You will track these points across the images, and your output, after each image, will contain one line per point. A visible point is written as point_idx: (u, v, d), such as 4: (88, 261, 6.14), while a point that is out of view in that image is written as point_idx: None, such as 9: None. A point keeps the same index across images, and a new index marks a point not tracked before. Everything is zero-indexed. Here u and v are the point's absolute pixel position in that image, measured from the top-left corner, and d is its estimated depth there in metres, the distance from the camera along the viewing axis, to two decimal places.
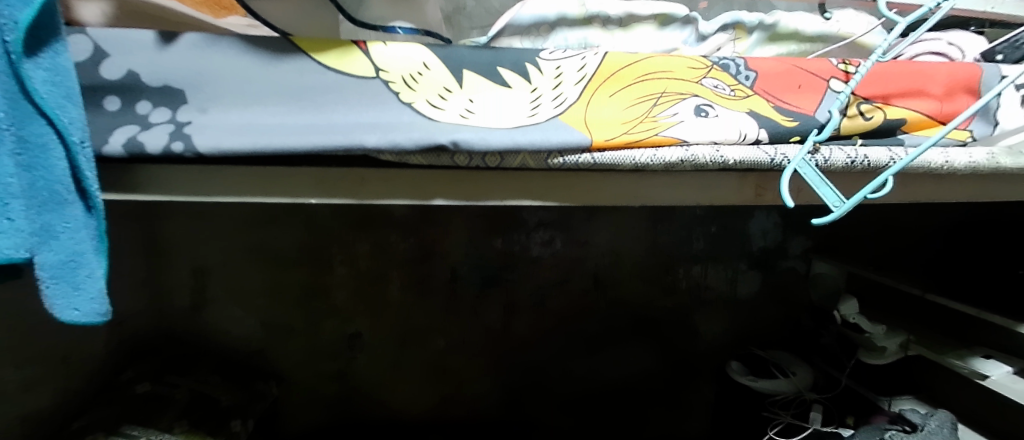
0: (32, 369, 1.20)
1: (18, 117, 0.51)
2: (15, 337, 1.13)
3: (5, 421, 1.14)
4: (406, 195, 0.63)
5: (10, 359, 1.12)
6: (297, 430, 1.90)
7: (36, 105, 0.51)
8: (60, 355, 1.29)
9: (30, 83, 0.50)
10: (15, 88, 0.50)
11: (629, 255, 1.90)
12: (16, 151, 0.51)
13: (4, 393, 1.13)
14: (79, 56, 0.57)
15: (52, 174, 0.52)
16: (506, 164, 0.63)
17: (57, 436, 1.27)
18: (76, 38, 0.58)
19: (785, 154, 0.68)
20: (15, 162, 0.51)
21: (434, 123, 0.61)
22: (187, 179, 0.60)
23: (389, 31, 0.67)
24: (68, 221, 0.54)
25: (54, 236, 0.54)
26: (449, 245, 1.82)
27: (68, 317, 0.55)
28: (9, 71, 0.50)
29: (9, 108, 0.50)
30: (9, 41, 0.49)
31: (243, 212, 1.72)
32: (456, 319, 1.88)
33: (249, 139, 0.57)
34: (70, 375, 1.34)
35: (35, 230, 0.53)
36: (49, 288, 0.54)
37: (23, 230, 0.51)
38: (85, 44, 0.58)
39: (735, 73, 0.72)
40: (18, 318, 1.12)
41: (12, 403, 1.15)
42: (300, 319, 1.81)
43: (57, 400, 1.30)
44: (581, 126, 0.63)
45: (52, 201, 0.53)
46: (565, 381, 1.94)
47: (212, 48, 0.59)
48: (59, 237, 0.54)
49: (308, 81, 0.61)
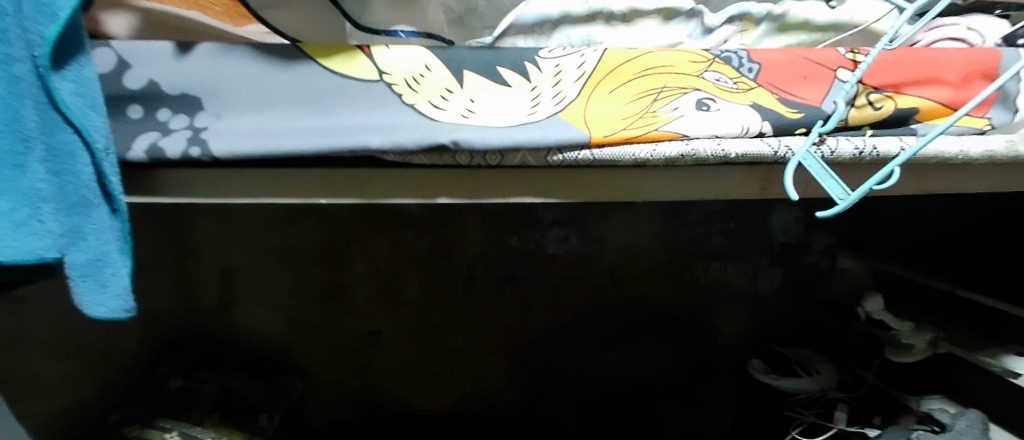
0: (72, 365, 1.27)
1: (48, 125, 0.54)
2: (56, 334, 1.19)
3: (49, 414, 1.22)
4: (410, 193, 0.65)
5: (51, 355, 1.19)
6: (320, 425, 1.95)
7: (63, 115, 0.54)
8: (98, 351, 1.36)
9: (58, 95, 0.53)
10: (44, 99, 0.53)
11: (645, 252, 1.88)
12: (47, 158, 0.54)
13: (47, 388, 1.20)
14: (104, 68, 0.61)
15: (79, 179, 0.56)
16: (507, 162, 0.64)
17: (96, 429, 1.34)
18: (102, 52, 0.62)
19: (789, 146, 0.67)
20: (45, 169, 0.54)
21: (435, 123, 0.62)
22: (204, 182, 0.63)
23: (393, 35, 0.70)
24: (95, 223, 0.57)
25: (82, 237, 0.57)
26: (465, 244, 1.85)
27: (96, 313, 0.59)
28: (39, 83, 0.53)
29: (40, 118, 0.54)
30: (38, 56, 0.52)
31: (267, 214, 1.78)
32: (473, 317, 1.90)
33: (260, 142, 0.60)
34: (108, 371, 1.42)
35: (65, 231, 0.56)
36: (78, 286, 0.58)
37: (54, 232, 0.55)
38: (110, 56, 0.62)
39: (738, 66, 0.71)
40: (57, 317, 1.19)
41: (55, 397, 1.22)
42: (322, 317, 1.86)
43: (97, 394, 1.38)
44: (580, 123, 0.64)
45: (79, 204, 0.56)
46: (582, 379, 1.94)
47: (225, 57, 0.62)
48: (87, 238, 0.57)
49: (316, 86, 0.63)
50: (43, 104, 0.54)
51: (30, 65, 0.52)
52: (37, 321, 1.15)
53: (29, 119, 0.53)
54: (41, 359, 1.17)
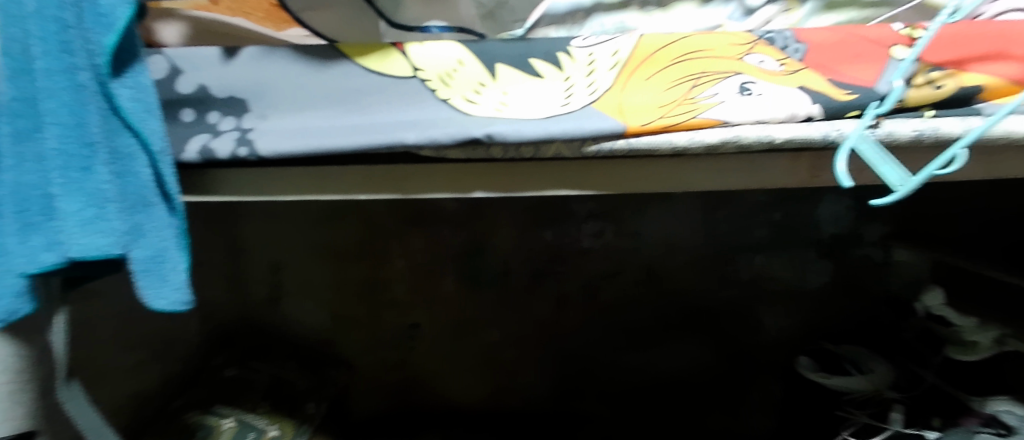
0: (138, 354, 1.35)
1: (109, 130, 0.57)
2: (122, 325, 1.28)
3: (119, 399, 1.30)
4: (445, 188, 0.65)
5: (120, 345, 1.28)
6: (361, 417, 2.01)
7: (123, 120, 0.57)
8: (159, 342, 1.45)
9: (118, 101, 0.55)
10: (106, 105, 0.56)
11: (684, 245, 1.84)
12: (109, 161, 0.57)
13: (117, 375, 1.29)
14: (159, 75, 0.65)
15: (139, 180, 0.58)
16: (540, 155, 0.64)
17: (160, 414, 1.43)
18: (156, 59, 0.65)
19: (841, 129, 0.63)
20: (108, 171, 0.57)
21: (468, 117, 0.63)
22: (250, 181, 0.66)
23: (427, 31, 0.72)
24: (155, 221, 0.59)
25: (143, 234, 0.59)
26: (500, 238, 1.86)
27: (158, 305, 0.61)
28: (101, 91, 0.56)
29: (102, 123, 0.56)
30: (99, 64, 0.54)
31: (309, 211, 1.84)
32: (509, 312, 1.91)
33: (302, 141, 0.62)
34: (168, 360, 1.51)
35: (128, 230, 0.58)
36: (140, 280, 0.60)
37: (119, 230, 0.57)
38: (163, 63, 0.65)
39: (783, 46, 0.67)
40: (124, 309, 1.28)
41: (124, 384, 1.31)
42: (363, 311, 1.92)
43: (161, 382, 1.47)
44: (616, 111, 0.62)
45: (140, 204, 0.59)
46: (620, 374, 1.92)
47: (268, 59, 0.64)
48: (148, 235, 0.59)
49: (354, 84, 0.64)
50: (105, 110, 0.56)
51: (93, 74, 0.55)
52: (108, 313, 1.23)
53: (94, 124, 0.56)
54: (112, 349, 1.26)
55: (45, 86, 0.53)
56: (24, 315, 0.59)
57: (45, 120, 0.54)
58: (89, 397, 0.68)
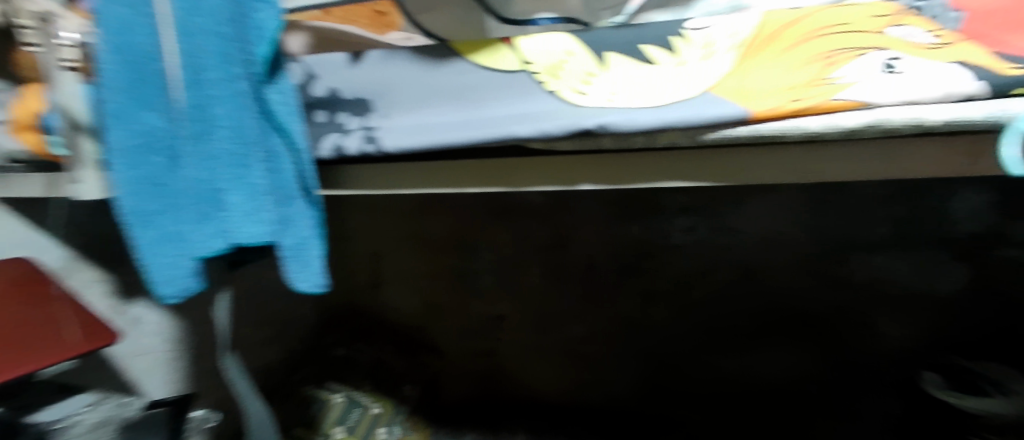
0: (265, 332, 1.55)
1: (262, 131, 0.62)
2: None
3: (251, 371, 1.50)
4: (551, 180, 0.66)
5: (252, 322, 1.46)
6: (450, 402, 2.06)
7: (273, 122, 0.63)
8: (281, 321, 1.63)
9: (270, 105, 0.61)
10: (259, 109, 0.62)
11: (788, 242, 1.70)
12: (262, 159, 0.62)
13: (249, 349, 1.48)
14: (298, 80, 0.72)
15: (285, 176, 0.65)
16: (654, 144, 0.62)
17: (282, 385, 1.64)
18: (294, 67, 0.72)
19: (1010, 110, 0.52)
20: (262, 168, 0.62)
21: (578, 109, 0.62)
22: (372, 176, 0.72)
23: (534, 24, 0.69)
24: (299, 212, 0.66)
25: (290, 224, 0.65)
26: (587, 232, 1.85)
27: (303, 287, 0.66)
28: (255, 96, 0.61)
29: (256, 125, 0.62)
30: (256, 73, 0.59)
31: (405, 204, 1.95)
32: (595, 306, 1.89)
33: (421, 137, 0.65)
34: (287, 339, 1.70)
35: (278, 220, 0.64)
36: (289, 264, 0.66)
37: (271, 221, 0.62)
38: (301, 70, 0.72)
39: (935, 16, 0.58)
40: None
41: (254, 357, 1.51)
42: (453, 300, 1.99)
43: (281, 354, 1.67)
44: (736, 95, 0.59)
45: (287, 196, 0.65)
46: (712, 376, 1.82)
47: (390, 61, 0.68)
48: (294, 225, 0.65)
49: (466, 81, 0.66)
50: (259, 113, 0.62)
51: (251, 81, 0.60)
52: None
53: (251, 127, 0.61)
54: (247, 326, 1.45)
55: (213, 94, 0.59)
56: (195, 292, 0.64)
57: (213, 125, 0.60)
58: (241, 365, 0.74)
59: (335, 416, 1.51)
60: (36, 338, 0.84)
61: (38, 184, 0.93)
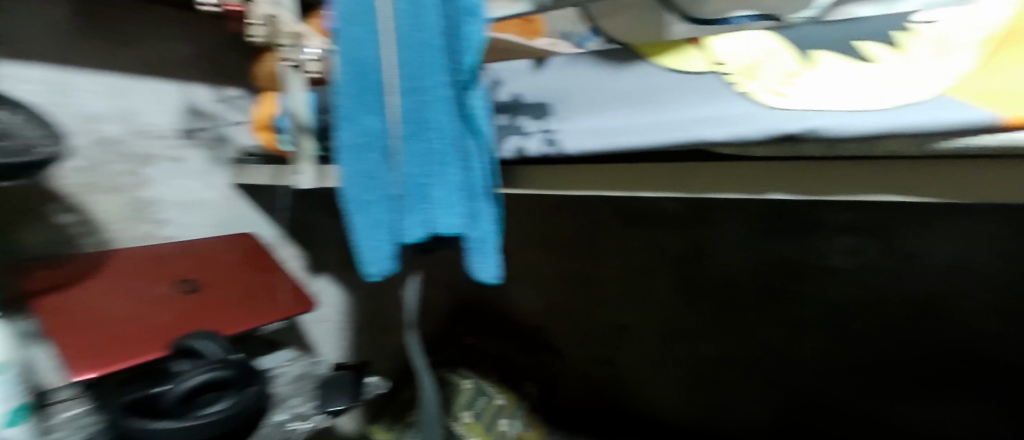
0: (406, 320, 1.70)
1: (461, 132, 0.69)
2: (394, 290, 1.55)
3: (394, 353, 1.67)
4: (737, 188, 0.61)
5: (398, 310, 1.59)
6: (567, 404, 2.00)
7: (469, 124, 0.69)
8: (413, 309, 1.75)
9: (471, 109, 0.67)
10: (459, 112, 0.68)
11: (989, 274, 1.33)
12: (460, 158, 0.69)
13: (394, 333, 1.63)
14: (487, 86, 0.78)
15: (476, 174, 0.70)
16: (872, 152, 0.53)
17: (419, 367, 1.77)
18: (484, 75, 0.79)
19: None
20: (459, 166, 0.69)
21: (775, 111, 0.55)
22: (549, 175, 0.76)
23: (729, 22, 0.68)
24: (486, 208, 0.71)
25: (478, 218, 0.70)
26: (726, 244, 1.63)
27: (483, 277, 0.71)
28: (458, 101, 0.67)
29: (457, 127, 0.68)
30: (462, 80, 0.65)
31: (530, 201, 1.90)
32: (733, 326, 1.66)
33: (602, 141, 0.66)
34: None
35: (468, 214, 0.70)
36: (472, 255, 0.71)
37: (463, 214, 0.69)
38: (490, 77, 0.78)
39: None
40: None
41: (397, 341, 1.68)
42: (575, 304, 1.90)
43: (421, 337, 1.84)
44: (983, 97, 0.44)
45: (476, 192, 0.71)
46: (876, 424, 1.51)
47: (575, 66, 0.71)
48: (480, 219, 0.71)
49: (652, 83, 0.65)
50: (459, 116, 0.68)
51: (456, 88, 0.67)
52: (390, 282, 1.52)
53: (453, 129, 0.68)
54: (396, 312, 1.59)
55: (427, 100, 0.67)
56: (391, 272, 0.72)
57: (425, 127, 0.68)
58: (420, 344, 0.81)
59: (464, 399, 1.55)
60: (258, 301, 1.01)
61: (265, 175, 1.08)
